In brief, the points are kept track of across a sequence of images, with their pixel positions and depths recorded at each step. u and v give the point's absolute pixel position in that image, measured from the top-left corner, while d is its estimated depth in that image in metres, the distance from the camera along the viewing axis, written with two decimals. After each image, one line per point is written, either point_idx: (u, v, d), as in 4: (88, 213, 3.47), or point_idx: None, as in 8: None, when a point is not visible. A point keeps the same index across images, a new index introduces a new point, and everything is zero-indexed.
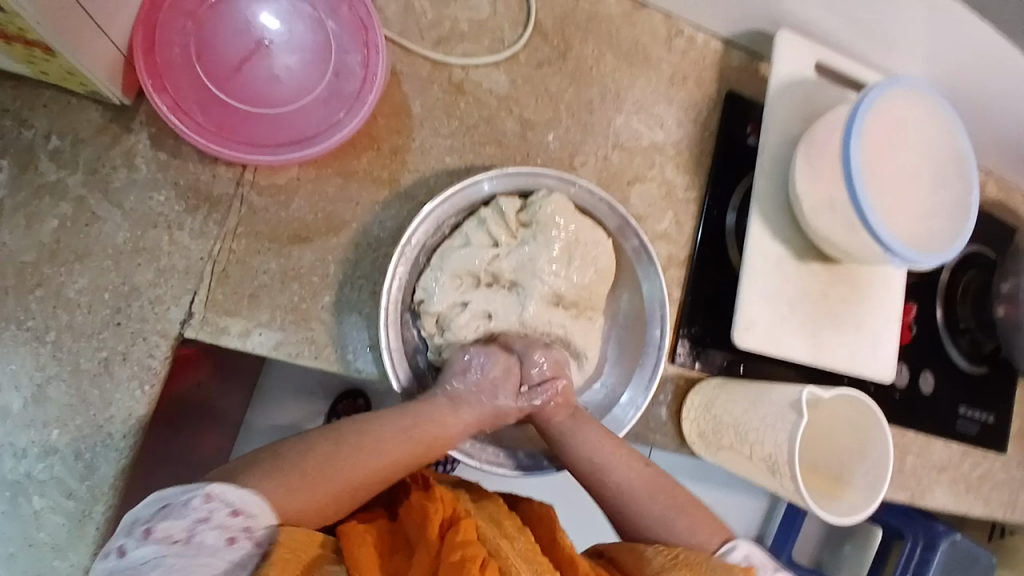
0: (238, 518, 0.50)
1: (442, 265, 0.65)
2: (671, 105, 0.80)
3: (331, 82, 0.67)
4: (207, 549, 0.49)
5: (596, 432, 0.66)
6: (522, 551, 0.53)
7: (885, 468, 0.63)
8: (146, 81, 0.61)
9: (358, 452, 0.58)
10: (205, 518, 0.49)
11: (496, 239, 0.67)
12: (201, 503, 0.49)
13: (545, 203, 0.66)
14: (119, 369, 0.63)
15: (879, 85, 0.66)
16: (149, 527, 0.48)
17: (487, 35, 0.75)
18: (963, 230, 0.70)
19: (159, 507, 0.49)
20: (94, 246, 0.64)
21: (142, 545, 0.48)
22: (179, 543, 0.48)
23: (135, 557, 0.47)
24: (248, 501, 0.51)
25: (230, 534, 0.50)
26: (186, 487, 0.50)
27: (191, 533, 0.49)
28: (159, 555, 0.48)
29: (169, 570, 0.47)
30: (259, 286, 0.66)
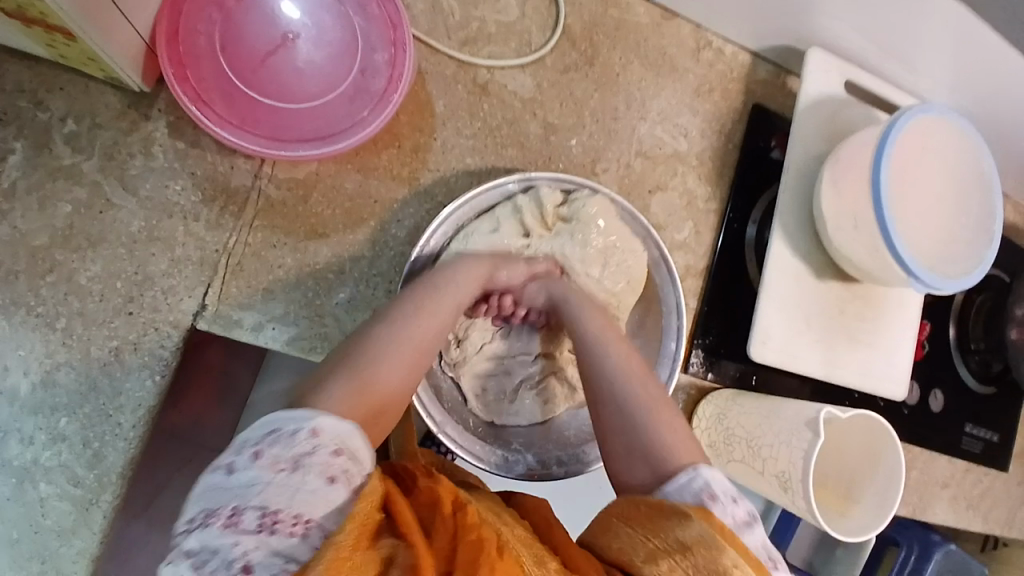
0: (340, 457, 0.47)
1: (466, 243, 0.65)
2: (695, 116, 0.79)
3: (356, 79, 0.66)
4: (311, 485, 0.45)
5: (603, 323, 0.64)
6: (520, 537, 0.50)
7: (896, 486, 0.63)
8: (168, 69, 0.60)
9: (359, 399, 0.52)
10: (310, 453, 0.46)
11: (528, 228, 0.68)
12: (308, 437, 0.46)
13: (590, 202, 0.67)
14: (129, 359, 0.62)
15: (909, 107, 0.66)
16: (258, 450, 0.45)
17: (514, 38, 0.74)
18: (986, 256, 0.69)
19: (268, 432, 0.46)
20: (109, 233, 0.63)
21: (250, 468, 0.44)
22: (285, 471, 0.45)
23: (242, 479, 0.44)
24: (348, 440, 0.48)
25: (331, 473, 0.46)
26: (296, 417, 0.47)
27: (297, 462, 0.45)
28: (262, 481, 0.44)
29: (269, 498, 0.44)
30: (274, 280, 0.65)
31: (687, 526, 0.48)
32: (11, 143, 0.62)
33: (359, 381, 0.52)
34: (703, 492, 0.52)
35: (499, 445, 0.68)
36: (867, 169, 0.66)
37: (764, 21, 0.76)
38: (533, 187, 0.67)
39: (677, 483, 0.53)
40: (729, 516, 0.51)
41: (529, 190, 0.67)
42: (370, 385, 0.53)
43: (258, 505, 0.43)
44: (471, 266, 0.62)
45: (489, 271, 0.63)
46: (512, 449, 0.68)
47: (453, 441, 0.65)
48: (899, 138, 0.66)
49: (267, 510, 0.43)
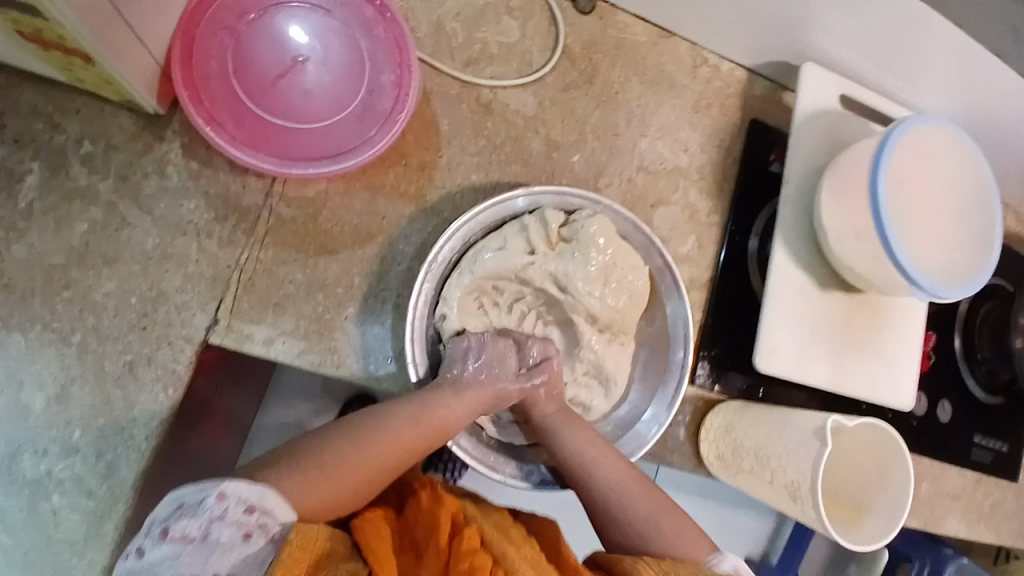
0: (252, 515, 0.49)
1: (473, 267, 0.65)
2: (694, 131, 0.80)
3: (365, 100, 0.68)
4: (226, 546, 0.48)
5: (582, 432, 0.65)
6: (528, 557, 0.54)
7: (905, 499, 0.63)
8: (183, 91, 0.62)
9: (325, 483, 0.55)
10: (221, 516, 0.48)
11: (534, 246, 0.67)
12: (215, 502, 0.48)
13: (589, 222, 0.67)
14: (144, 373, 0.63)
15: (904, 120, 0.67)
16: (166, 527, 0.47)
17: (516, 58, 0.76)
18: (986, 264, 0.70)
19: (175, 507, 0.48)
20: (123, 251, 0.64)
21: (160, 545, 0.47)
22: (196, 541, 0.48)
23: (153, 558, 0.47)
24: (262, 498, 0.50)
25: (246, 530, 0.49)
26: (200, 487, 0.49)
27: (207, 530, 0.48)
28: (173, 556, 0.47)
29: (183, 571, 0.47)
30: (284, 295, 0.66)
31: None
32: (29, 165, 0.63)
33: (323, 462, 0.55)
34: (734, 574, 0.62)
35: (512, 458, 0.69)
36: (865, 181, 0.67)
37: (759, 40, 0.78)
38: (538, 207, 0.68)
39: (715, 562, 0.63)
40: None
41: (535, 209, 0.69)
42: (336, 466, 0.56)
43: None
44: (474, 390, 0.63)
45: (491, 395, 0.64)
46: (526, 459, 0.69)
47: (468, 454, 0.65)
48: (895, 150, 0.67)
49: None
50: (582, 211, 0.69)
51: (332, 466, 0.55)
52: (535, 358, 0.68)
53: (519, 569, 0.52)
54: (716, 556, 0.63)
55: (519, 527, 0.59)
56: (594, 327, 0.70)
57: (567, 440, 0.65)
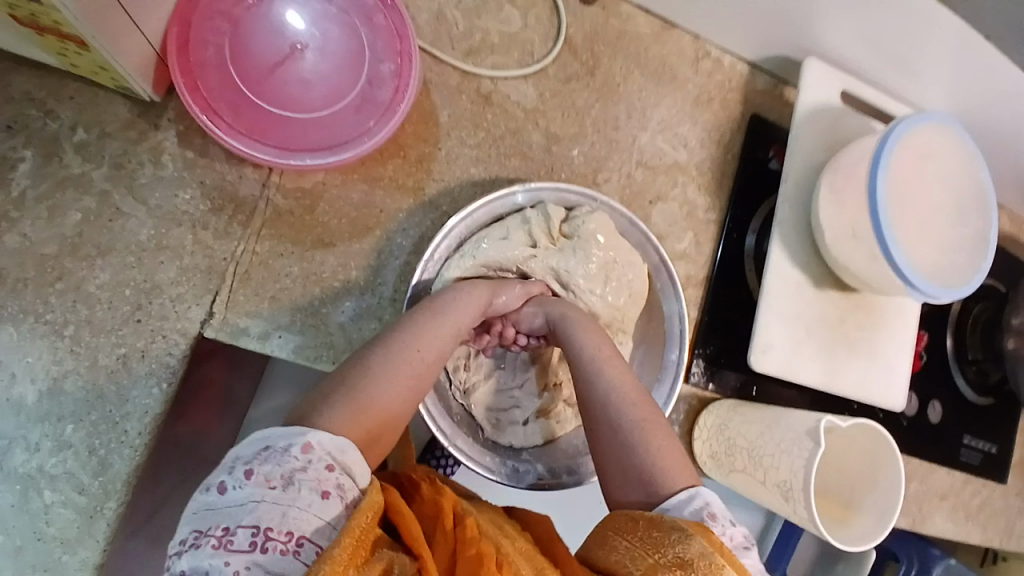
0: (333, 473, 0.48)
1: (475, 254, 0.66)
2: (695, 126, 0.80)
3: (364, 90, 0.67)
4: (304, 501, 0.46)
5: (594, 334, 0.64)
6: (522, 549, 0.54)
7: (896, 497, 0.63)
8: (178, 79, 0.61)
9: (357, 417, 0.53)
10: (303, 468, 0.47)
11: (536, 240, 0.68)
12: (300, 452, 0.48)
13: (589, 219, 0.67)
14: (137, 367, 0.63)
15: (905, 119, 0.67)
16: (251, 468, 0.46)
17: (517, 48, 0.75)
18: (982, 266, 0.70)
19: (261, 449, 0.48)
20: (118, 242, 0.64)
21: (243, 487, 0.45)
22: (276, 488, 0.46)
23: (234, 497, 0.45)
24: (343, 453, 0.50)
25: (324, 488, 0.47)
26: (288, 433, 0.49)
27: (289, 479, 0.46)
28: (253, 499, 0.45)
29: (261, 517, 0.44)
30: (280, 289, 0.66)
31: (687, 543, 0.50)
32: (21, 152, 0.62)
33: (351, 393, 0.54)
34: (703, 511, 0.54)
35: (507, 456, 0.69)
36: (864, 179, 0.67)
37: (763, 30, 0.77)
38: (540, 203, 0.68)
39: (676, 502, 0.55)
40: (728, 538, 0.54)
41: (536, 204, 0.69)
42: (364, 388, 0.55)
43: (251, 524, 0.44)
44: (471, 294, 0.63)
45: (488, 298, 0.64)
46: (520, 457, 0.70)
47: (464, 452, 0.66)
48: (896, 148, 0.67)
49: (260, 528, 0.44)
50: (581, 207, 0.69)
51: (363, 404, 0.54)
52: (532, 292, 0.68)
53: (516, 563, 0.51)
54: (682, 492, 0.56)
55: (514, 523, 0.58)
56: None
57: (584, 346, 0.64)
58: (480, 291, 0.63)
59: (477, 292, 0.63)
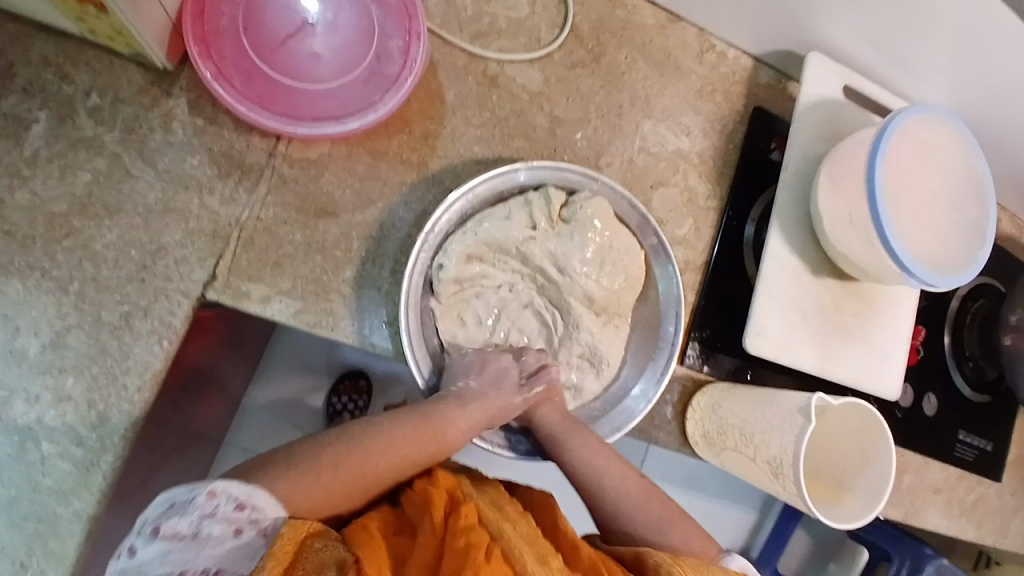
0: (244, 511, 0.49)
1: (476, 229, 0.66)
2: (697, 116, 0.81)
3: (372, 64, 0.68)
4: (218, 540, 0.48)
5: (584, 440, 0.67)
6: (523, 536, 0.54)
7: (888, 477, 0.64)
8: (194, 47, 0.63)
9: (335, 481, 0.55)
10: (212, 513, 0.48)
11: (536, 222, 0.68)
12: (206, 500, 0.48)
13: (586, 205, 0.68)
14: (139, 325, 0.64)
15: (901, 110, 0.68)
16: (156, 525, 0.47)
17: (525, 34, 0.76)
18: (978, 256, 0.71)
19: (165, 506, 0.47)
20: (125, 203, 0.65)
21: (151, 544, 0.46)
22: (186, 538, 0.47)
23: (144, 556, 0.46)
24: (252, 494, 0.50)
25: (237, 525, 0.49)
26: (188, 485, 0.48)
27: (197, 528, 0.47)
28: (165, 552, 0.46)
29: (176, 564, 0.46)
30: (283, 255, 0.67)
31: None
32: (36, 113, 0.64)
33: (326, 467, 0.55)
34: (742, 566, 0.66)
35: (500, 428, 0.71)
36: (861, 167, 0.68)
37: (766, 24, 0.78)
38: (545, 186, 0.69)
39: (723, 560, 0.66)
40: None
41: (540, 186, 0.70)
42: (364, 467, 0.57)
43: (165, 575, 0.46)
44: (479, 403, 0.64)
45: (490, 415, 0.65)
46: (512, 430, 0.72)
47: None
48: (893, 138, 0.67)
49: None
50: (582, 193, 0.70)
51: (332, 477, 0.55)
52: (532, 370, 0.68)
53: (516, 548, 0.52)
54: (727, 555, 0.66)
55: (515, 503, 0.59)
56: (589, 310, 0.70)
57: (575, 450, 0.66)
58: (478, 412, 0.64)
59: (475, 412, 0.64)
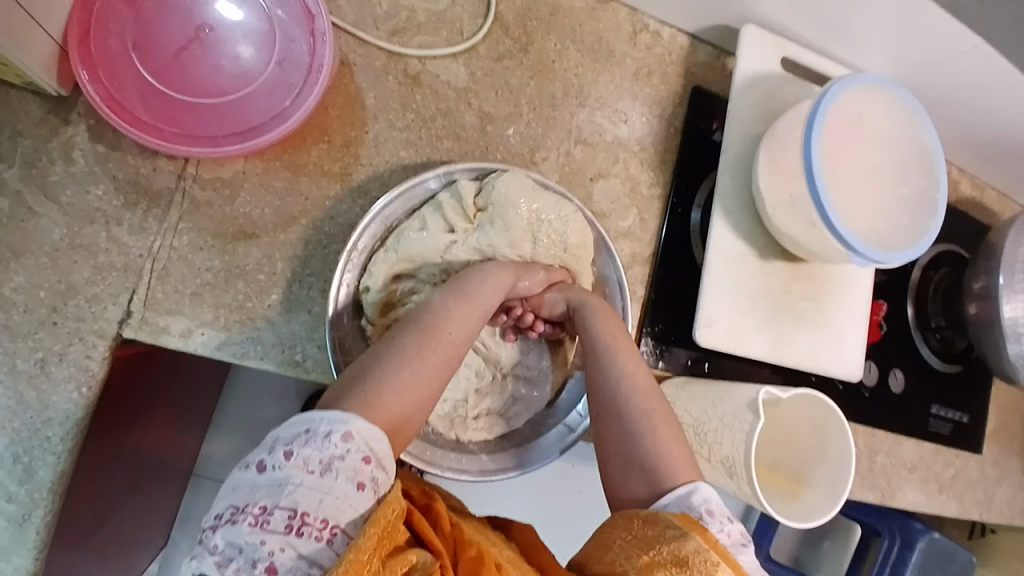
0: (369, 465, 0.48)
1: (397, 247, 0.63)
2: (635, 101, 0.78)
3: (277, 72, 0.64)
4: (341, 491, 0.46)
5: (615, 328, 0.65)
6: (511, 557, 0.54)
7: (848, 467, 0.62)
8: (81, 73, 0.59)
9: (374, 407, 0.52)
10: (342, 457, 0.47)
11: (453, 224, 0.65)
12: (341, 441, 0.48)
13: (498, 185, 0.64)
14: (56, 370, 0.61)
15: (840, 79, 0.64)
16: (289, 450, 0.47)
17: (446, 27, 0.72)
18: (929, 228, 0.68)
19: (301, 431, 0.48)
20: (29, 243, 0.61)
21: (280, 467, 0.46)
22: (315, 474, 0.46)
23: (273, 478, 0.46)
24: (379, 446, 0.49)
25: (360, 480, 0.47)
26: (331, 420, 0.49)
27: (327, 467, 0.47)
28: (293, 482, 0.46)
29: (299, 501, 0.45)
30: (202, 284, 0.64)
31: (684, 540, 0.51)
32: None
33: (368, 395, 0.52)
34: (701, 507, 0.55)
35: (452, 448, 0.66)
36: (799, 144, 0.65)
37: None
38: (454, 181, 0.66)
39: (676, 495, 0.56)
40: (726, 536, 0.55)
41: (450, 184, 0.67)
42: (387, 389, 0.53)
43: (287, 506, 0.45)
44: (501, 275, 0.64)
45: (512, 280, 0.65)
46: (466, 450, 0.67)
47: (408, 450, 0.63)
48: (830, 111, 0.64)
49: (297, 512, 0.45)
50: (494, 173, 0.66)
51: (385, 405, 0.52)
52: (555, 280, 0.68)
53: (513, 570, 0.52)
54: (680, 489, 0.56)
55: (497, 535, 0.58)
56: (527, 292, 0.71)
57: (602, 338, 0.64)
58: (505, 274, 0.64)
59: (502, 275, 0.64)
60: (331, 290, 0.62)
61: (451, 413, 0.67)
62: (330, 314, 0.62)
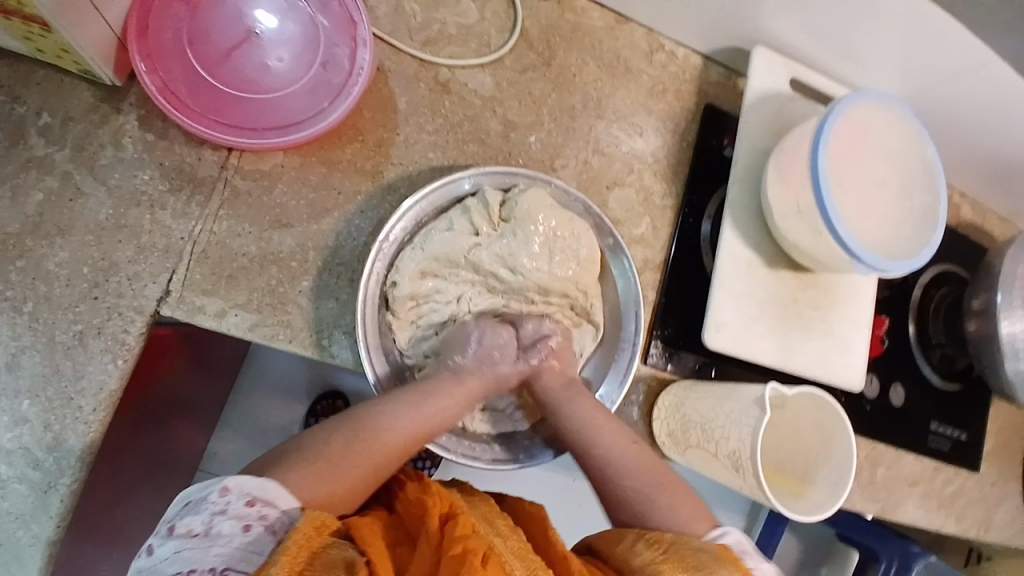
0: (253, 507, 0.50)
1: (423, 245, 0.67)
2: (650, 116, 0.82)
3: (318, 73, 0.68)
4: (226, 538, 0.49)
5: (587, 403, 0.67)
6: (517, 548, 0.53)
7: (849, 466, 0.64)
8: (139, 63, 0.63)
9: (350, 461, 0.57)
10: (223, 510, 0.49)
11: (477, 227, 0.68)
12: (218, 496, 0.50)
13: (522, 199, 0.68)
14: (93, 343, 0.63)
15: (845, 98, 0.69)
16: (172, 523, 0.49)
17: (474, 39, 0.77)
18: (931, 240, 0.71)
19: (182, 505, 0.50)
20: (76, 221, 0.65)
21: (166, 541, 0.48)
22: (198, 535, 0.48)
23: (161, 554, 0.48)
24: (262, 489, 0.51)
25: (246, 522, 0.50)
26: (205, 484, 0.51)
27: (208, 525, 0.49)
28: (178, 550, 0.47)
29: (186, 563, 0.47)
30: (238, 268, 0.67)
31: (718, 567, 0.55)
32: None
33: (354, 436, 0.59)
34: (735, 546, 0.61)
35: (463, 436, 0.69)
36: (806, 156, 0.68)
37: (712, 23, 0.79)
38: (481, 190, 0.69)
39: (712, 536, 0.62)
40: (762, 572, 0.60)
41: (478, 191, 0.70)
42: (370, 434, 0.59)
43: (176, 573, 0.47)
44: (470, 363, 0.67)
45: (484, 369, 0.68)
46: (479, 439, 0.70)
47: None
48: (836, 126, 0.68)
49: (184, 573, 0.47)
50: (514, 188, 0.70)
51: (364, 450, 0.58)
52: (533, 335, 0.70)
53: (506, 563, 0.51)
54: (713, 532, 0.63)
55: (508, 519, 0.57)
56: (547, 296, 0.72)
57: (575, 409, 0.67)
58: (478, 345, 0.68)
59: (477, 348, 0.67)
60: (365, 363, 0.64)
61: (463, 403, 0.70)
62: (371, 378, 0.65)
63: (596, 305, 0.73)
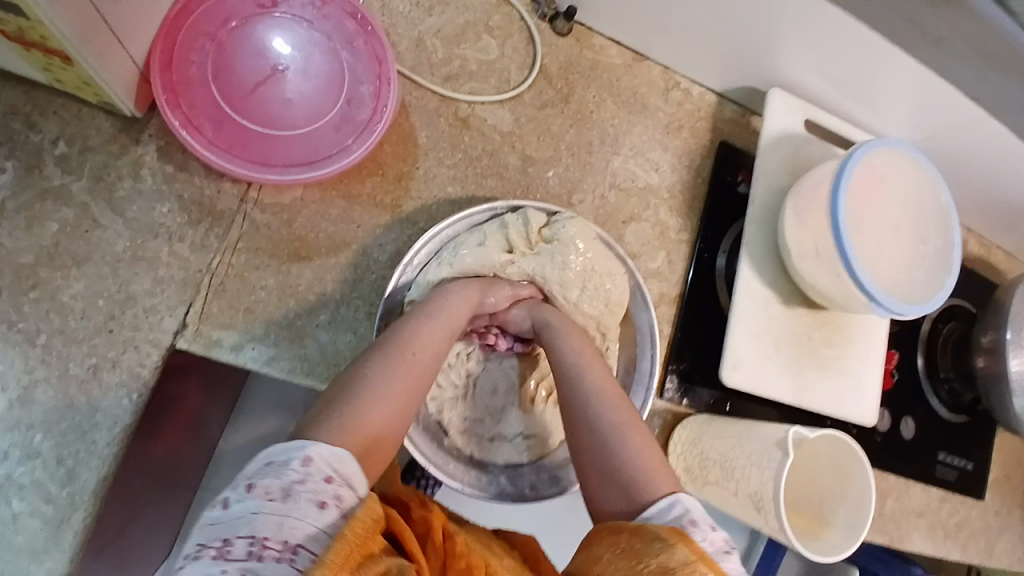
0: (331, 484, 0.47)
1: (453, 261, 0.67)
2: (666, 152, 0.83)
3: (343, 109, 0.69)
4: (302, 511, 0.45)
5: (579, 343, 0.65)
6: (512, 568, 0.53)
7: (868, 506, 0.64)
8: (163, 98, 0.62)
9: (350, 424, 0.52)
10: (303, 480, 0.47)
11: (512, 245, 0.69)
12: (300, 465, 0.47)
13: (569, 224, 0.69)
14: (107, 376, 0.62)
15: (863, 142, 0.70)
16: (252, 481, 0.46)
17: (494, 75, 0.78)
18: (945, 284, 0.72)
19: (263, 464, 0.47)
20: (93, 253, 0.64)
21: (244, 499, 0.45)
22: (277, 499, 0.45)
23: (236, 511, 0.44)
24: (342, 464, 0.49)
25: (323, 498, 0.46)
26: (288, 448, 0.48)
27: (287, 491, 0.46)
28: (255, 510, 0.44)
29: (258, 528, 0.43)
30: (256, 301, 0.66)
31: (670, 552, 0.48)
32: (3, 164, 0.63)
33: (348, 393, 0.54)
34: (683, 518, 0.53)
35: (470, 466, 0.69)
36: (825, 199, 0.69)
37: (728, 64, 0.80)
38: (523, 208, 0.70)
39: (656, 509, 0.54)
40: (709, 543, 0.52)
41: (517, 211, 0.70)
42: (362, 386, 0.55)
43: (249, 534, 0.43)
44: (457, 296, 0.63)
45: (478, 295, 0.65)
46: (485, 470, 0.69)
47: (424, 456, 0.65)
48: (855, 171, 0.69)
49: (256, 537, 0.43)
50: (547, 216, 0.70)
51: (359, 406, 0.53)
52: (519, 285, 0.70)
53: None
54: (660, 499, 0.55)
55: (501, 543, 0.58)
56: None
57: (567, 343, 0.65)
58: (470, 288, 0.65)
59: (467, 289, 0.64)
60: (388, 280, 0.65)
61: (471, 431, 0.70)
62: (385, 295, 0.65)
63: (612, 347, 0.73)
